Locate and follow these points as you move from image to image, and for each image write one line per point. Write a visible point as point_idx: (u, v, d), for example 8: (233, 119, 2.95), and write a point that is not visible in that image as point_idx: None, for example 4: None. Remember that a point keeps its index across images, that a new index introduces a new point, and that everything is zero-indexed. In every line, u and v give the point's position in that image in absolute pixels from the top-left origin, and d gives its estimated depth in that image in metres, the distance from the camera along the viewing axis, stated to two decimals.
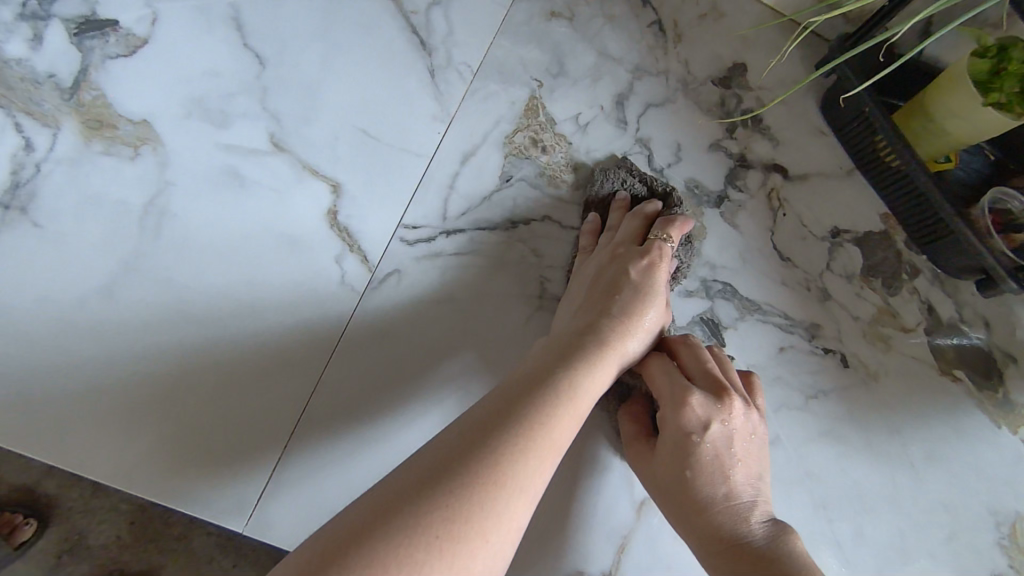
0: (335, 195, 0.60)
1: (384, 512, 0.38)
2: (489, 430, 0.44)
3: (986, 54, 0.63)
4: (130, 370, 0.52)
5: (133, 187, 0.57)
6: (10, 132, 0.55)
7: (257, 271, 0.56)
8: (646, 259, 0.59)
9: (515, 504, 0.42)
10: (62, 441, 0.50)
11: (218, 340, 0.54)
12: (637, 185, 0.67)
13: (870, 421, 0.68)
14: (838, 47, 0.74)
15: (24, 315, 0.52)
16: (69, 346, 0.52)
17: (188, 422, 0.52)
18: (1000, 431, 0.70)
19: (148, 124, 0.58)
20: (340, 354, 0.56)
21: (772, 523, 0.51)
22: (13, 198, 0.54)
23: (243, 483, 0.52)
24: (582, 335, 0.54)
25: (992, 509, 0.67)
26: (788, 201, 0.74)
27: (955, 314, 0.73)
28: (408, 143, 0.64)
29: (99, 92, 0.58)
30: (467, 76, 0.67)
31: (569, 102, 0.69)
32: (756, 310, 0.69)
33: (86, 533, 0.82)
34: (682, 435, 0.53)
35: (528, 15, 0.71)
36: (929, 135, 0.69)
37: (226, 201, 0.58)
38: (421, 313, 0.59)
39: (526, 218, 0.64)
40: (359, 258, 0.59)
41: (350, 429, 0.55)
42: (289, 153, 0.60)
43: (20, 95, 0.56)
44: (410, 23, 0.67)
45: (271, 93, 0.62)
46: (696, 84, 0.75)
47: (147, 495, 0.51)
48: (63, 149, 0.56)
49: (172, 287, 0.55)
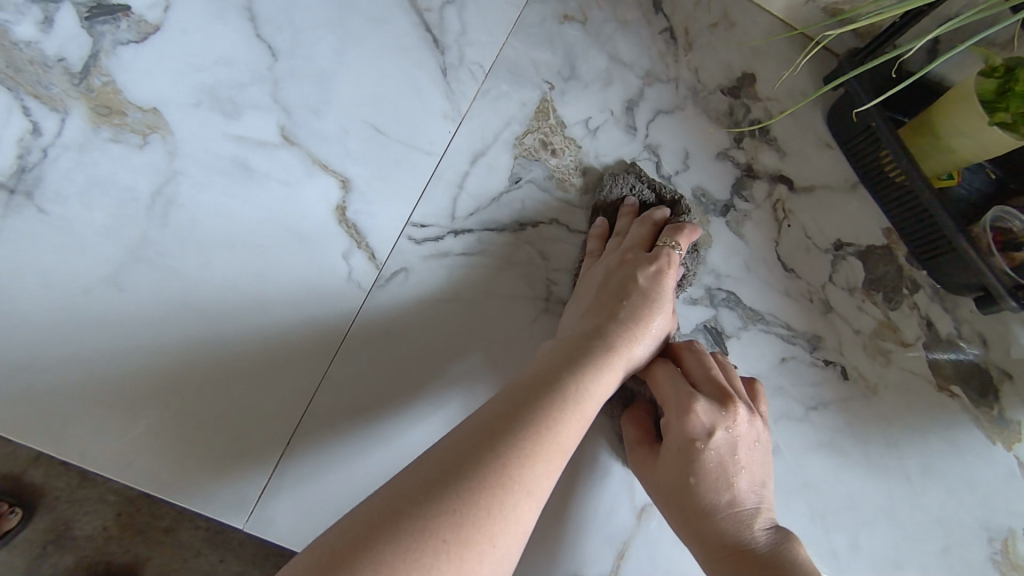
0: (344, 190, 0.60)
1: (391, 515, 0.38)
2: (496, 433, 0.44)
3: (993, 75, 0.63)
4: (133, 361, 0.51)
5: (142, 175, 0.56)
6: (17, 115, 0.54)
7: (264, 266, 0.56)
8: (655, 266, 0.60)
9: (521, 508, 0.42)
10: (61, 432, 0.49)
11: (222, 334, 0.53)
12: (645, 191, 0.68)
13: (868, 434, 0.68)
14: (847, 62, 0.75)
15: (27, 302, 0.51)
16: (72, 335, 0.51)
17: (191, 416, 0.52)
18: (994, 448, 0.71)
19: (158, 111, 0.58)
20: (345, 350, 0.56)
21: (774, 531, 0.52)
22: (19, 182, 0.53)
23: (244, 480, 0.52)
24: (590, 339, 0.54)
25: (985, 525, 0.68)
26: (793, 212, 0.74)
27: (954, 330, 0.73)
28: (418, 140, 0.63)
29: (109, 78, 0.57)
30: (479, 75, 0.67)
31: (580, 106, 0.69)
32: (759, 320, 0.69)
33: (72, 523, 0.81)
34: (686, 441, 0.53)
35: (542, 16, 0.71)
36: (934, 152, 0.70)
37: (235, 192, 0.57)
38: (427, 312, 0.59)
39: (534, 220, 0.64)
40: (366, 255, 0.59)
41: (354, 427, 0.54)
42: (298, 147, 0.60)
43: (28, 78, 0.55)
44: (424, 20, 0.67)
45: (282, 85, 0.61)
46: (706, 93, 0.75)
47: (147, 489, 0.50)
48: (71, 134, 0.55)
49: (178, 278, 0.54)
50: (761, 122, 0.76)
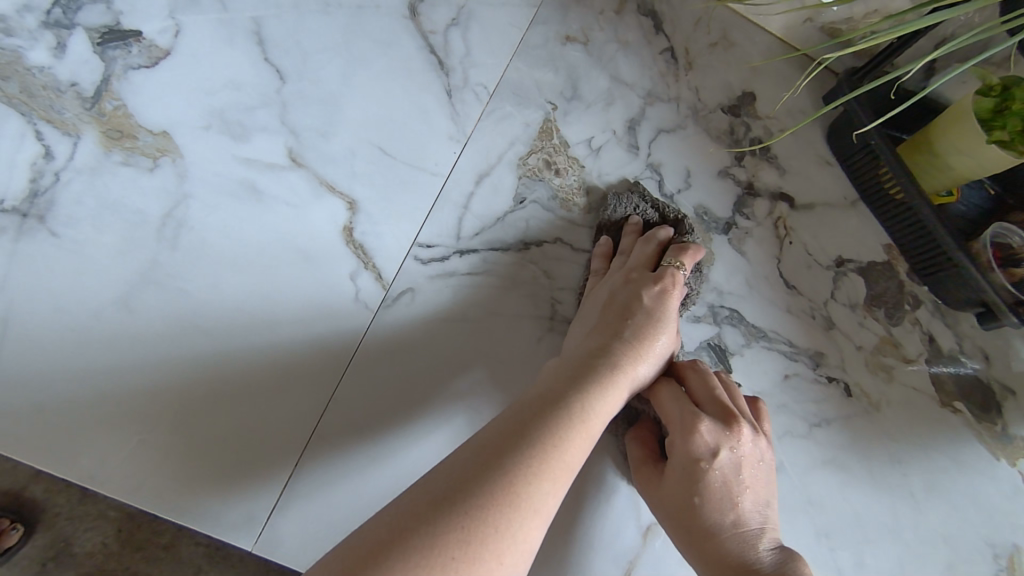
0: (352, 211, 0.61)
1: (401, 531, 0.38)
2: (503, 450, 0.44)
3: (990, 93, 0.64)
4: (144, 381, 0.52)
5: (152, 197, 0.57)
6: (30, 139, 0.55)
7: (273, 286, 0.56)
8: (659, 285, 0.60)
9: (529, 525, 0.42)
10: (71, 454, 0.50)
11: (232, 354, 0.54)
12: (649, 210, 0.68)
13: (872, 450, 0.68)
14: (846, 82, 0.76)
15: (38, 324, 0.51)
16: (82, 356, 0.51)
17: (198, 437, 0.52)
18: (998, 463, 0.71)
19: (168, 134, 0.59)
20: (353, 369, 0.56)
21: (779, 550, 0.52)
22: (32, 206, 0.54)
23: (252, 500, 0.52)
24: (595, 357, 0.54)
25: (990, 541, 0.68)
26: (794, 229, 0.75)
27: (955, 345, 0.74)
28: (424, 161, 0.64)
29: (120, 102, 0.58)
30: (484, 97, 0.68)
31: (582, 126, 0.70)
32: (762, 337, 0.70)
33: (73, 540, 0.81)
34: (691, 461, 0.53)
35: (544, 38, 0.72)
36: (931, 169, 0.71)
37: (245, 213, 0.58)
38: (433, 331, 0.59)
39: (538, 239, 0.65)
40: (373, 275, 0.59)
41: (361, 446, 0.55)
42: (306, 168, 0.61)
43: (41, 103, 0.56)
44: (429, 43, 0.68)
45: (290, 107, 0.62)
46: (706, 112, 0.76)
47: (155, 510, 0.50)
48: (83, 158, 0.56)
49: (188, 298, 0.55)
50: (762, 141, 0.77)
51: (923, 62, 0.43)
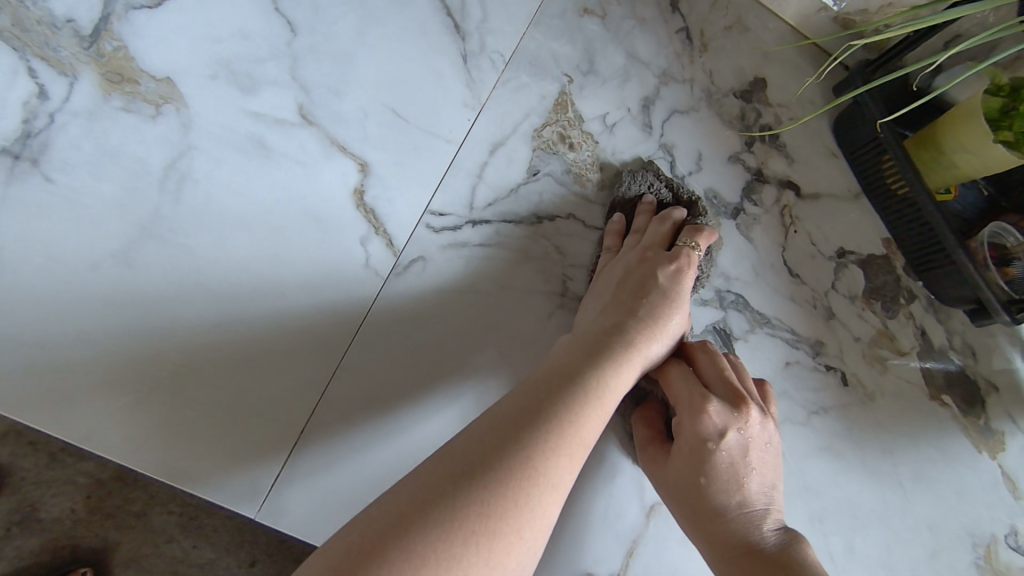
0: (363, 174, 0.58)
1: (421, 504, 0.37)
2: (521, 424, 0.43)
3: (999, 93, 0.63)
4: (143, 343, 0.49)
5: (154, 146, 0.54)
6: (23, 77, 0.52)
7: (283, 250, 0.54)
8: (675, 265, 0.60)
9: (547, 500, 0.41)
10: (66, 415, 0.47)
11: (238, 319, 0.52)
12: (663, 191, 0.68)
13: (865, 439, 0.70)
14: (861, 75, 0.75)
15: (30, 276, 0.48)
16: (79, 312, 0.49)
17: (201, 402, 0.50)
18: (980, 456, 0.73)
19: (171, 82, 0.55)
20: (362, 338, 0.55)
21: (783, 531, 0.52)
22: (24, 147, 0.51)
23: (258, 469, 0.50)
24: (609, 335, 0.53)
25: (970, 531, 0.70)
26: (800, 218, 0.75)
27: (946, 341, 0.75)
28: (437, 129, 0.62)
29: (120, 43, 0.55)
30: (500, 65, 0.66)
31: (598, 101, 0.68)
32: (766, 324, 0.70)
33: (38, 504, 0.77)
34: (699, 442, 0.53)
35: (562, 9, 0.70)
36: (938, 166, 0.71)
37: (254, 169, 0.56)
38: (444, 302, 0.58)
39: (551, 214, 0.64)
40: (384, 242, 0.58)
41: (370, 419, 0.53)
42: (317, 127, 0.58)
43: (35, 39, 0.53)
44: (445, 5, 0.65)
45: (301, 62, 0.59)
46: (719, 96, 0.75)
47: (155, 476, 0.49)
48: (80, 100, 0.53)
49: (192, 257, 0.52)
50: (772, 128, 0.77)
51: (937, 61, 0.44)
